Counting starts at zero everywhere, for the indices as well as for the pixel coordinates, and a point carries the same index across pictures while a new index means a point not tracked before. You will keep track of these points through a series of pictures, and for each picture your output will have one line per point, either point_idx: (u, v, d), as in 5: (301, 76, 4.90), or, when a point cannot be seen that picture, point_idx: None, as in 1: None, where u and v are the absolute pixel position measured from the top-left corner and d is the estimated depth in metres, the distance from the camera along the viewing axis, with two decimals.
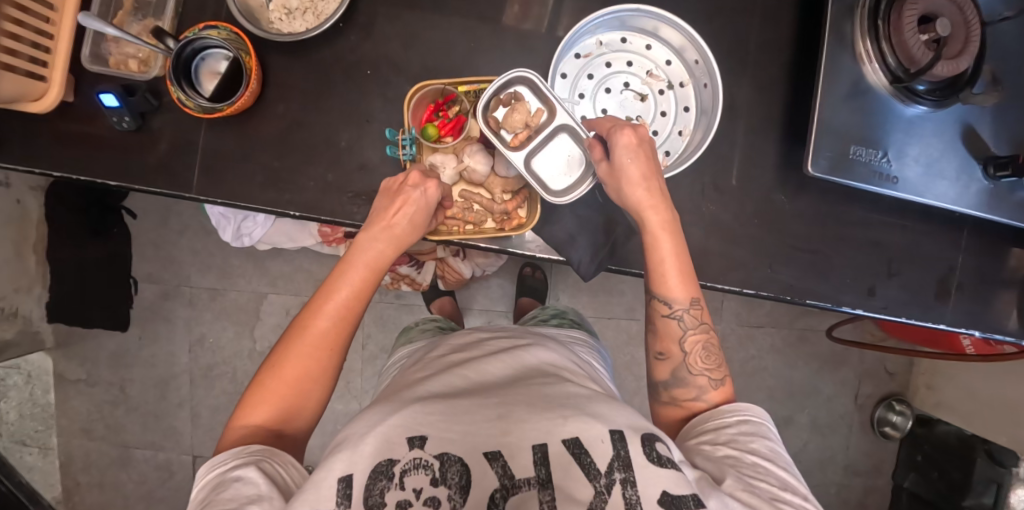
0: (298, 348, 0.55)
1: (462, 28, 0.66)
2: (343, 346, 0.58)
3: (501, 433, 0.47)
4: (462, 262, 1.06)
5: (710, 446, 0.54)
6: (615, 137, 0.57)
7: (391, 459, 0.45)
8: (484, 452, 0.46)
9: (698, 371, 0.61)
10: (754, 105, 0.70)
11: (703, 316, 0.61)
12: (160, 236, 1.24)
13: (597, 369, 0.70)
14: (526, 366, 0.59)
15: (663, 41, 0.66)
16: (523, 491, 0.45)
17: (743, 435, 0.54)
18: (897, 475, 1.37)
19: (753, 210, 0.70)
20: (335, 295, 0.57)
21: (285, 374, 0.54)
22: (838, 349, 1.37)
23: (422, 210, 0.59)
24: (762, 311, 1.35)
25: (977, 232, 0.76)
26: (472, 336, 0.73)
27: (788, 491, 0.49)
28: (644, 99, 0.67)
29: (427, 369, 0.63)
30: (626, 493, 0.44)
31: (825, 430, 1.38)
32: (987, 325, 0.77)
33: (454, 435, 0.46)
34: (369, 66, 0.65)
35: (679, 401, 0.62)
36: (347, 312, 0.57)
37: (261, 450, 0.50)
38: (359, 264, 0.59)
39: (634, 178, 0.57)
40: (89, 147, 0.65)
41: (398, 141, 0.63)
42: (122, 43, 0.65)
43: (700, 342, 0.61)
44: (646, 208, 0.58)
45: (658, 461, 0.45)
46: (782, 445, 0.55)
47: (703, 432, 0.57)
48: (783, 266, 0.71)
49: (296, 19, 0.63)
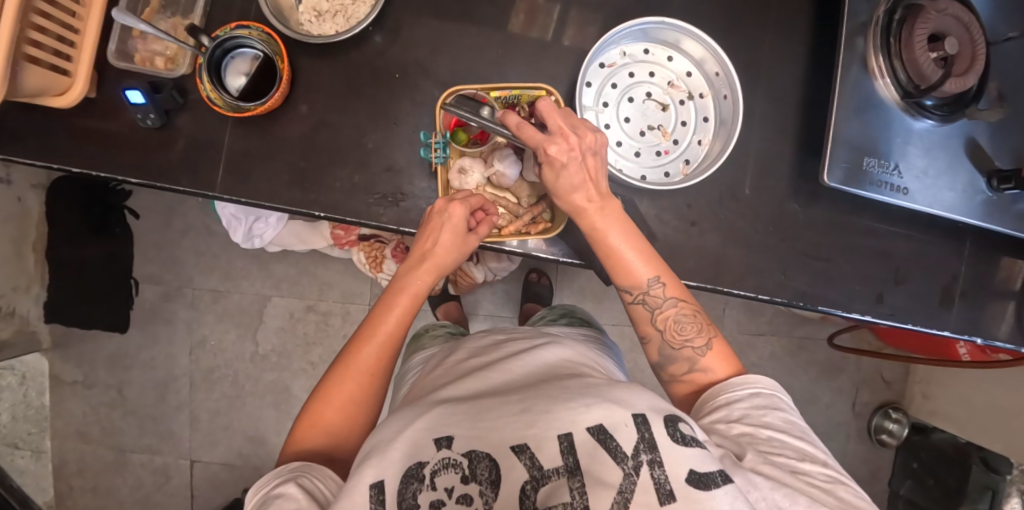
0: (348, 373, 0.56)
1: (489, 35, 0.67)
2: (388, 371, 0.58)
3: (525, 426, 0.46)
4: (474, 266, 1.06)
5: (724, 425, 0.53)
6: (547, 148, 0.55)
7: (420, 461, 0.46)
8: (510, 446, 0.45)
9: (679, 344, 0.61)
10: (769, 116, 0.72)
11: (667, 291, 0.60)
12: (163, 236, 1.23)
13: (611, 364, 0.71)
14: (544, 365, 0.59)
15: (684, 53, 0.68)
16: (553, 481, 0.44)
17: (755, 409, 0.55)
18: (893, 482, 1.40)
19: (768, 218, 0.72)
20: (381, 326, 0.58)
21: (332, 401, 0.55)
22: (836, 357, 1.39)
23: (458, 233, 0.59)
24: (763, 320, 1.37)
25: (978, 243, 0.79)
26: (490, 338, 0.73)
27: (806, 462, 0.50)
28: (665, 109, 0.69)
29: (447, 374, 0.63)
30: (654, 474, 0.44)
31: (823, 437, 1.40)
32: (988, 334, 0.79)
33: (479, 432, 0.46)
34: (397, 69, 0.65)
35: (679, 377, 0.62)
36: (389, 341, 0.57)
37: (300, 466, 0.50)
38: (405, 292, 0.59)
39: (564, 189, 0.57)
40: (110, 143, 0.65)
41: (431, 143, 0.64)
42: (148, 40, 0.65)
43: (672, 315, 0.61)
44: (580, 215, 0.58)
45: (682, 441, 0.45)
46: (795, 414, 0.56)
47: (714, 410, 0.56)
48: (795, 274, 0.73)
49: (326, 21, 0.64)
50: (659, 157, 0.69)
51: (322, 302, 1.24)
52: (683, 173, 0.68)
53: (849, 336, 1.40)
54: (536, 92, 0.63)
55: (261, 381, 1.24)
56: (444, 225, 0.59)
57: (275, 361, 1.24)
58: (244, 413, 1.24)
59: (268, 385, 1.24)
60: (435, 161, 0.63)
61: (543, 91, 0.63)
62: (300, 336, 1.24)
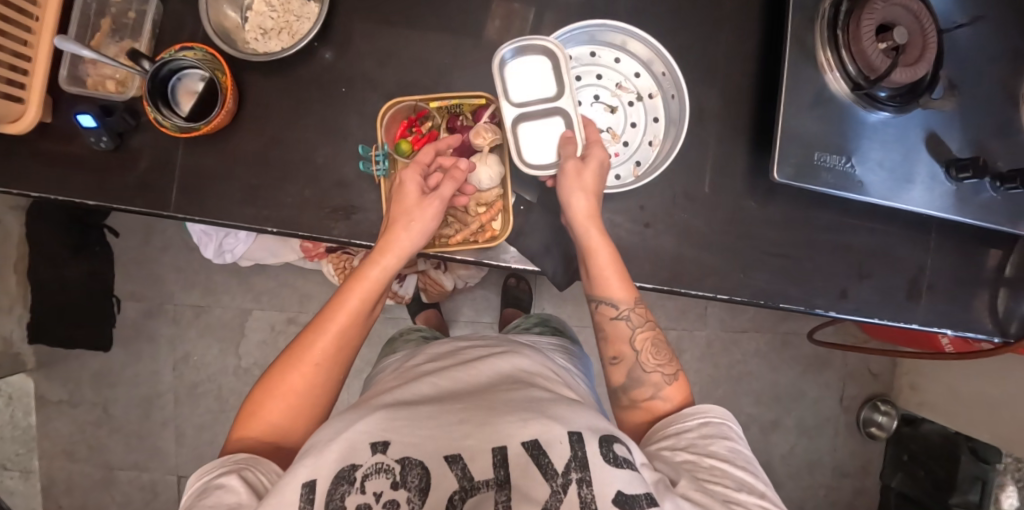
0: (297, 361, 0.56)
1: (436, 45, 0.67)
2: (340, 363, 0.59)
3: (461, 436, 0.47)
4: (442, 275, 1.07)
5: (669, 452, 0.54)
6: (592, 149, 0.62)
7: (354, 464, 0.46)
8: (443, 456, 0.46)
9: (650, 368, 0.62)
10: (722, 114, 0.72)
11: (646, 315, 0.64)
12: (143, 253, 1.24)
13: (575, 377, 0.71)
14: (500, 373, 0.59)
15: (631, 54, 0.68)
16: (481, 493, 0.44)
17: (703, 438, 0.55)
18: (885, 475, 1.39)
19: (725, 217, 0.72)
20: (335, 315, 0.58)
21: (281, 387, 0.56)
22: (822, 351, 1.39)
23: (407, 201, 0.60)
24: (745, 316, 1.36)
25: (944, 233, 0.78)
26: (451, 344, 0.73)
27: (744, 493, 0.50)
28: (614, 111, 0.69)
29: (399, 378, 0.63)
30: (581, 492, 0.44)
31: (812, 433, 1.39)
32: (957, 324, 0.79)
33: (415, 440, 0.46)
34: (345, 83, 0.66)
35: (639, 402, 0.63)
36: (341, 335, 0.58)
37: (246, 458, 0.51)
38: (361, 282, 0.59)
39: (587, 185, 0.60)
40: (66, 167, 0.66)
41: (372, 157, 0.64)
42: (99, 65, 0.66)
43: (648, 338, 0.64)
44: (586, 218, 0.60)
45: (613, 461, 0.46)
46: (744, 447, 0.56)
47: (664, 437, 0.57)
48: (755, 272, 0.72)
49: (272, 39, 0.65)
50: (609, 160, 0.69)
51: (302, 314, 1.25)
52: (633, 175, 0.68)
53: (834, 329, 1.39)
54: (477, 101, 0.64)
55: (244, 394, 1.25)
56: (409, 206, 0.60)
57: (258, 374, 1.25)
58: (229, 427, 1.25)
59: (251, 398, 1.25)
60: (377, 174, 0.63)
61: (484, 99, 0.64)
62: (281, 348, 1.25)
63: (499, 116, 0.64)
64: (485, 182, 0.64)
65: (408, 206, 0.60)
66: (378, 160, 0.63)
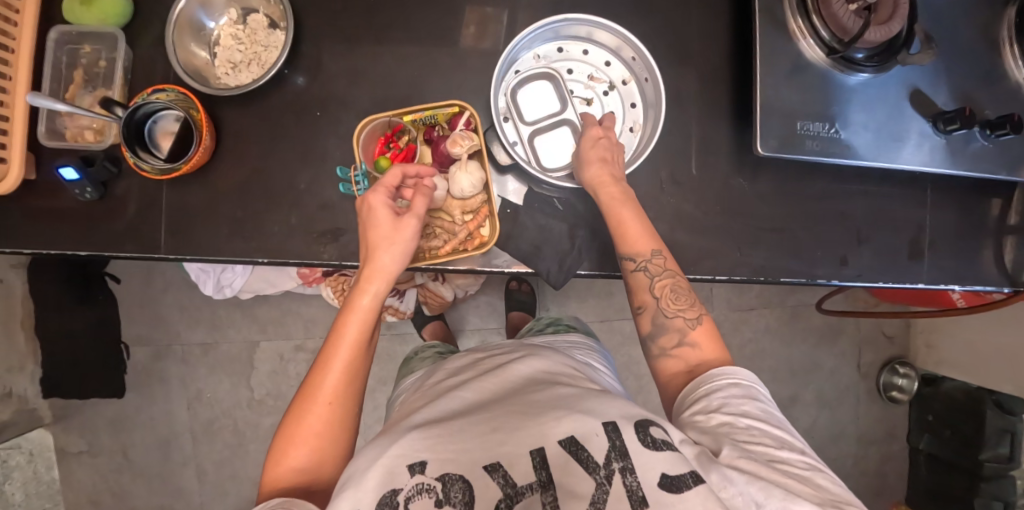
0: (312, 403, 0.54)
1: (405, 59, 0.67)
2: (356, 393, 0.57)
3: (497, 444, 0.46)
4: (442, 286, 1.06)
5: (703, 417, 0.52)
6: (586, 132, 0.64)
7: (395, 488, 0.44)
8: (483, 466, 0.45)
9: (672, 313, 0.60)
10: (700, 95, 0.72)
11: (665, 264, 0.62)
12: (146, 296, 1.25)
13: (600, 373, 0.70)
14: (521, 378, 0.59)
15: (598, 44, 0.68)
16: (526, 498, 0.44)
17: (735, 397, 0.52)
18: (912, 438, 1.36)
19: (714, 198, 0.71)
20: (335, 350, 0.55)
21: (303, 427, 0.53)
22: (833, 320, 1.37)
23: (381, 225, 0.58)
24: (752, 294, 1.35)
25: (939, 189, 0.77)
26: (468, 356, 0.72)
27: (785, 450, 0.49)
28: (589, 103, 0.69)
29: (423, 397, 0.63)
30: (626, 481, 0.44)
31: (832, 403, 1.37)
32: (964, 279, 0.77)
33: (450, 454, 0.46)
34: (318, 107, 0.66)
35: (669, 350, 0.60)
36: (349, 364, 0.56)
37: (281, 501, 0.47)
38: (356, 312, 0.57)
39: (590, 159, 0.63)
40: (54, 220, 0.66)
41: (352, 178, 0.64)
42: (76, 117, 0.67)
43: (668, 285, 0.61)
44: (598, 184, 0.62)
45: (652, 445, 0.45)
46: (774, 404, 0.54)
47: (696, 401, 0.54)
48: (752, 249, 0.72)
49: (242, 71, 0.65)
50: None
51: (309, 340, 1.25)
52: None
53: (843, 297, 1.38)
54: (451, 109, 0.64)
55: (261, 426, 1.25)
56: (391, 232, 0.58)
57: (272, 405, 1.26)
58: (249, 460, 1.25)
59: (268, 429, 1.25)
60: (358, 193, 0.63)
61: (456, 107, 0.64)
62: (292, 376, 1.25)
63: (476, 122, 0.63)
64: (467, 190, 0.63)
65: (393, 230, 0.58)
66: (359, 180, 0.63)
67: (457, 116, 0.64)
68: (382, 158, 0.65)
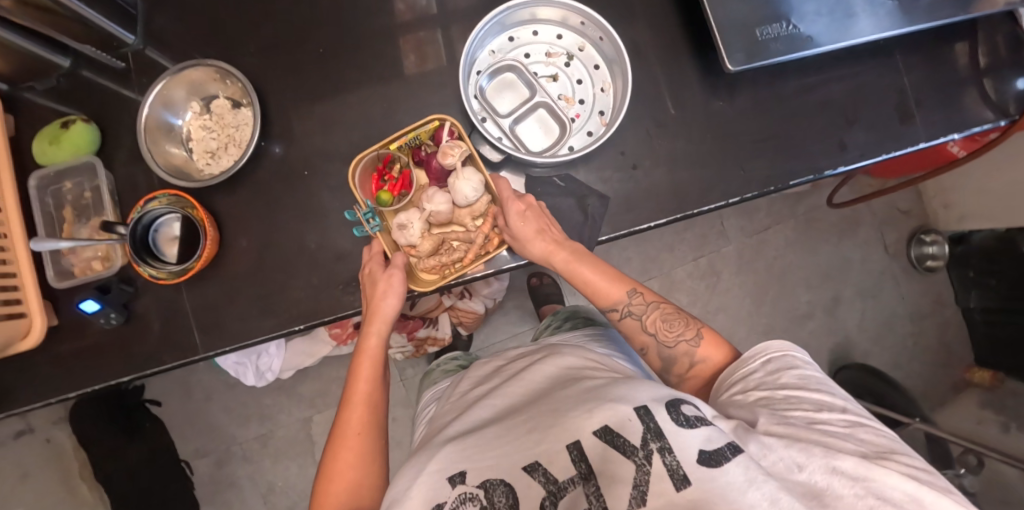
0: (339, 441, 0.57)
1: (369, 95, 0.68)
2: (377, 429, 0.60)
3: (533, 444, 0.47)
4: (471, 300, 1.05)
5: (741, 395, 0.54)
6: (507, 208, 0.63)
7: (439, 503, 0.46)
8: (522, 467, 0.46)
9: (672, 342, 0.61)
10: (654, 38, 0.73)
11: (648, 298, 0.63)
12: (192, 409, 1.25)
13: (616, 359, 0.69)
14: (548, 377, 0.59)
15: (545, 22, 0.69)
16: (570, 492, 0.44)
17: (771, 373, 0.54)
18: (962, 299, 1.33)
19: (701, 128, 0.72)
20: (356, 384, 0.61)
21: (339, 461, 0.56)
22: (847, 214, 1.37)
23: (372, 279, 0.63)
24: (762, 214, 1.36)
25: (907, 51, 0.78)
26: (493, 361, 0.73)
27: (825, 411, 0.49)
28: (556, 79, 0.70)
29: (454, 408, 0.64)
30: (667, 461, 0.42)
31: (874, 292, 1.37)
32: (961, 126, 0.78)
33: (489, 462, 0.47)
34: (304, 166, 0.67)
35: (686, 375, 0.61)
36: (370, 399, 0.60)
37: None
38: (365, 353, 0.63)
39: (529, 237, 0.63)
40: (89, 357, 0.67)
41: (361, 218, 0.65)
42: (78, 251, 0.67)
43: (658, 317, 0.62)
44: (550, 255, 0.63)
45: (688, 423, 0.45)
46: (816, 370, 0.54)
47: (732, 383, 0.56)
48: (753, 164, 0.72)
49: (221, 157, 0.67)
50: (575, 123, 0.69)
51: None
52: (603, 125, 0.69)
53: (848, 189, 1.38)
54: (430, 125, 0.64)
55: None
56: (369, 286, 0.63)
57: None
58: None
59: None
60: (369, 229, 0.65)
61: (436, 121, 0.64)
62: None
63: (459, 130, 0.64)
64: (468, 196, 0.64)
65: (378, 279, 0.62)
66: (368, 217, 0.65)
67: (439, 129, 0.65)
68: (382, 192, 0.66)
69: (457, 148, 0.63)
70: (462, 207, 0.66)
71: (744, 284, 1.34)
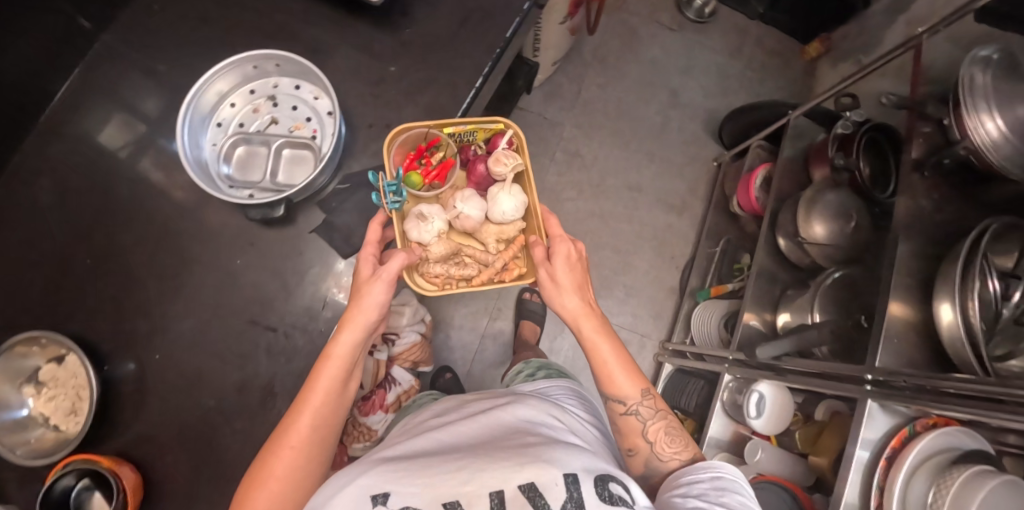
0: (276, 450, 0.56)
1: (150, 264, 0.73)
2: (326, 446, 0.59)
3: (462, 481, 0.48)
4: (401, 338, 0.99)
5: (681, 498, 0.57)
6: (558, 247, 0.67)
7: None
8: (444, 503, 0.47)
9: (668, 456, 0.66)
10: (314, 29, 0.76)
11: (655, 403, 0.68)
12: None
13: (575, 413, 0.71)
14: (501, 424, 0.60)
15: (232, 91, 0.72)
16: None
17: (713, 489, 0.57)
18: (752, 12, 1.47)
19: (409, 57, 0.75)
20: (309, 399, 0.58)
21: (278, 469, 0.55)
22: (623, 28, 1.45)
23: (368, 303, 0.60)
24: (566, 83, 1.40)
25: None
26: (451, 399, 0.73)
27: None
28: (278, 121, 0.73)
29: (404, 432, 0.65)
30: None
31: (693, 62, 1.45)
32: None
33: (416, 487, 0.48)
34: (151, 352, 0.72)
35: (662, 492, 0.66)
36: (330, 419, 0.59)
37: None
38: (331, 357, 0.59)
39: (567, 286, 0.67)
40: None
41: (381, 187, 0.67)
42: None
43: (662, 428, 0.67)
44: (579, 317, 0.67)
45: (609, 500, 0.50)
46: (755, 499, 0.57)
47: (676, 486, 0.60)
48: (471, 45, 0.75)
49: (81, 407, 0.73)
50: (318, 136, 0.72)
51: None
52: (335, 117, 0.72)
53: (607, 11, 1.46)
54: (493, 125, 0.72)
55: None
56: (365, 285, 0.61)
57: None
58: None
59: None
60: (387, 206, 0.67)
61: (500, 124, 0.72)
62: None
63: (516, 139, 0.72)
64: (508, 218, 0.70)
65: (371, 283, 0.60)
66: (394, 190, 0.67)
67: (499, 134, 0.72)
68: (412, 172, 0.71)
69: (510, 156, 0.69)
70: (490, 226, 0.72)
71: (604, 143, 1.39)
